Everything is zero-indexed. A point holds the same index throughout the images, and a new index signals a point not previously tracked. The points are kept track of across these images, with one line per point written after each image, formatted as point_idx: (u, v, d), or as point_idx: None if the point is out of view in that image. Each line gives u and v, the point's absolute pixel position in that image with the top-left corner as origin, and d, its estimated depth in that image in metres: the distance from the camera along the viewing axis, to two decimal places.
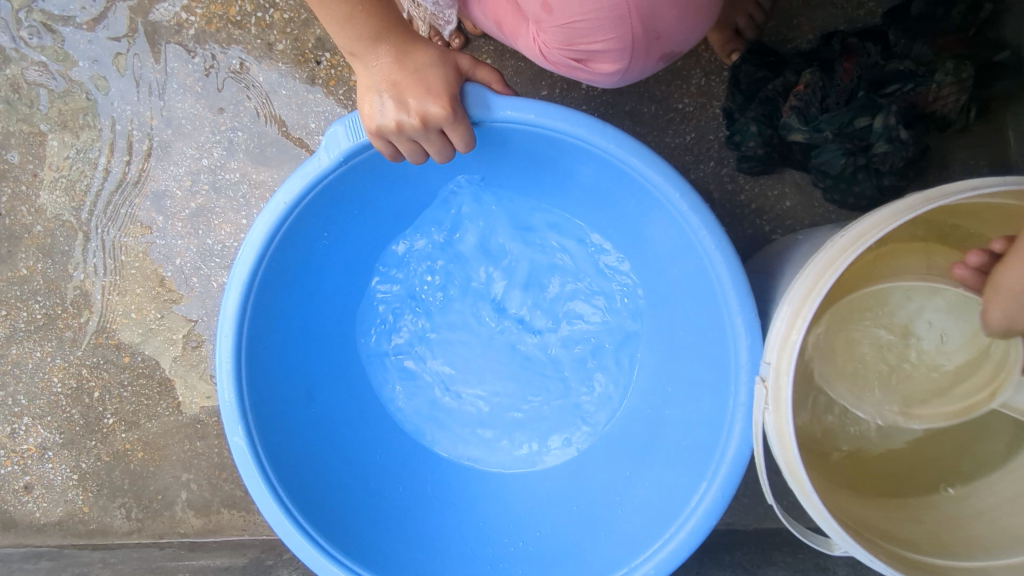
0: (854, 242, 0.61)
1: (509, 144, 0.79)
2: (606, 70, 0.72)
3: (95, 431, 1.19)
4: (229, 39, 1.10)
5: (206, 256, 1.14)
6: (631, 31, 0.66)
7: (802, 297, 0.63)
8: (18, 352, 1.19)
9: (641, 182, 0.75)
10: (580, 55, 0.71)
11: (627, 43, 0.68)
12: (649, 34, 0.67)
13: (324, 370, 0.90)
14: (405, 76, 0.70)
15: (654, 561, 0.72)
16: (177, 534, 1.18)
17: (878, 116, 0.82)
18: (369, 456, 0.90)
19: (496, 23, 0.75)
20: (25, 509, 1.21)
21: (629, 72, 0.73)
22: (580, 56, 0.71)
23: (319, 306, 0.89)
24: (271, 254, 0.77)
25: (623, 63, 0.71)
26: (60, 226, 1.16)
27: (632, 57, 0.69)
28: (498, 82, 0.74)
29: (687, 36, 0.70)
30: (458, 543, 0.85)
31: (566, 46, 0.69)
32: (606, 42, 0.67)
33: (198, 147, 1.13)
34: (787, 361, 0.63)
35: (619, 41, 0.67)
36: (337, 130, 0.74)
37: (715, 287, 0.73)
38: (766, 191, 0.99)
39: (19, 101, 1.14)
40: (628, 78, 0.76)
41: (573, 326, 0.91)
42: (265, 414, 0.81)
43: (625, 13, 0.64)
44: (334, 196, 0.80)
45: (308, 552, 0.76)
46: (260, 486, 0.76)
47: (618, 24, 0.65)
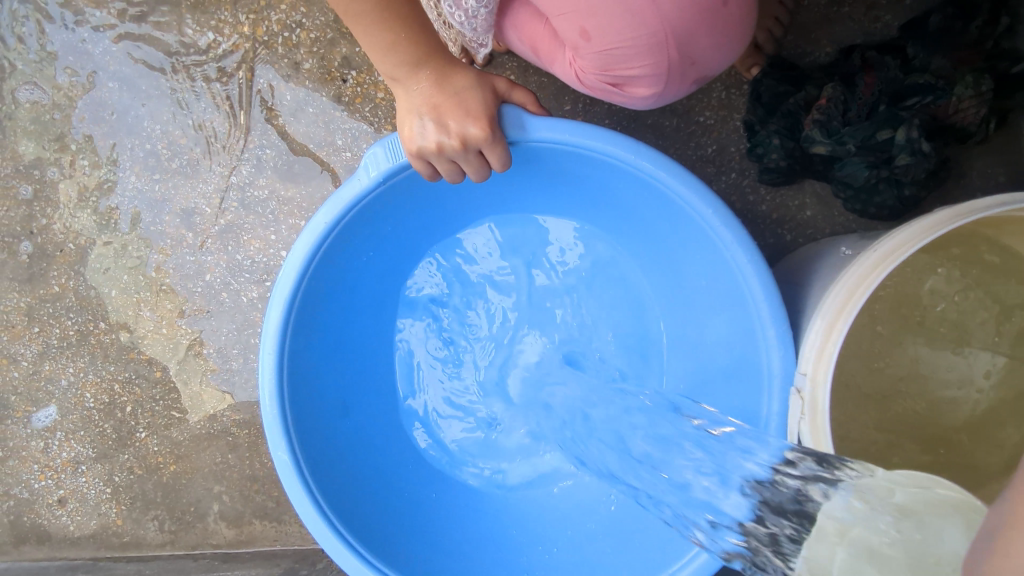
0: (888, 256, 0.64)
1: (540, 161, 0.81)
2: (640, 94, 0.75)
3: (128, 444, 1.21)
4: (256, 58, 1.12)
5: (235, 271, 1.16)
6: (669, 58, 0.69)
7: (837, 310, 0.65)
8: (51, 368, 1.21)
9: (672, 198, 0.77)
10: (616, 80, 0.74)
11: (663, 69, 0.71)
12: (685, 59, 0.70)
13: (358, 383, 0.92)
14: (445, 99, 0.73)
15: (693, 566, 0.74)
16: (209, 545, 1.20)
17: (900, 129, 0.85)
18: (403, 468, 0.92)
19: (530, 48, 0.78)
20: (59, 522, 1.23)
21: (662, 96, 0.76)
22: (616, 81, 0.74)
23: (353, 321, 0.91)
24: (311, 271, 0.79)
25: (657, 88, 0.74)
26: (92, 244, 1.18)
27: (667, 82, 0.73)
28: (533, 103, 0.76)
29: (718, 61, 0.73)
30: (495, 552, 0.87)
31: (603, 71, 0.72)
32: (643, 68, 0.71)
33: (227, 164, 1.15)
34: (824, 371, 0.65)
35: (655, 67, 0.71)
36: (376, 151, 0.76)
37: (747, 300, 0.74)
38: (787, 202, 1.01)
39: (50, 121, 1.16)
40: (661, 102, 0.79)
41: (603, 337, 0.93)
42: (306, 428, 0.83)
43: (662, 41, 0.68)
44: (371, 214, 0.82)
45: (353, 564, 0.78)
46: (304, 499, 0.78)
47: (657, 50, 0.68)
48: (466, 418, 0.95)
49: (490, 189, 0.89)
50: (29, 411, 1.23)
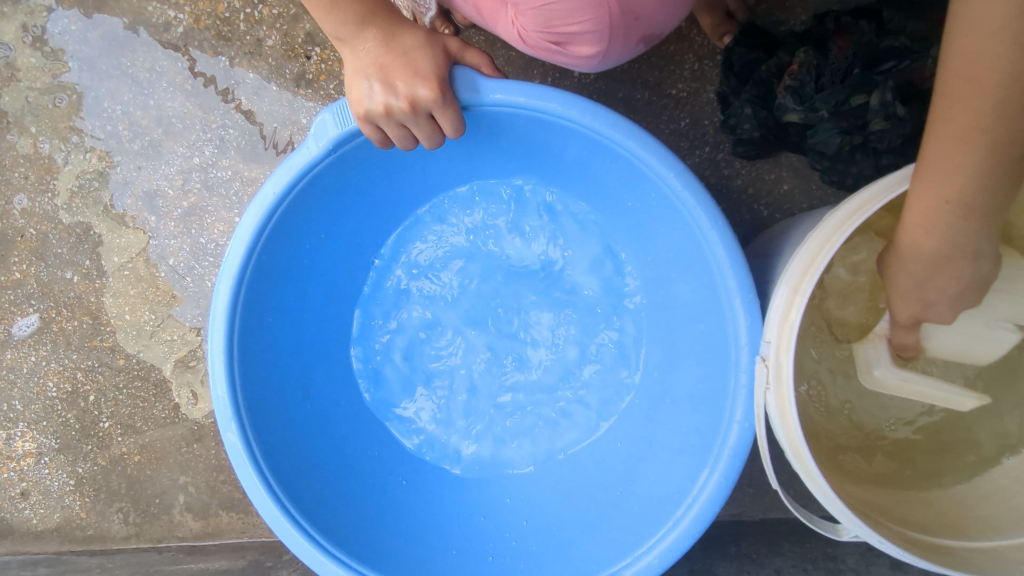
0: (850, 215, 0.60)
1: (500, 129, 0.78)
2: (583, 53, 0.72)
3: (91, 435, 1.18)
4: (218, 36, 1.09)
5: (199, 255, 1.14)
6: (609, 13, 0.66)
7: (799, 274, 0.62)
8: (13, 357, 1.18)
9: (634, 163, 0.73)
10: (560, 38, 0.70)
11: (604, 25, 0.67)
12: (627, 15, 0.67)
13: (320, 365, 0.89)
14: (393, 59, 0.69)
15: (660, 547, 0.71)
16: (175, 538, 1.17)
17: (874, 94, 0.82)
18: (366, 453, 0.89)
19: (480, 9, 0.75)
20: (22, 516, 1.20)
21: (605, 55, 0.73)
22: (559, 39, 0.71)
23: (311, 302, 0.88)
24: (262, 246, 0.77)
25: (599, 46, 0.71)
26: (53, 229, 1.15)
27: (610, 39, 0.70)
28: (487, 65, 0.73)
29: (662, 18, 0.70)
30: (459, 538, 0.83)
31: (544, 28, 0.69)
32: (584, 24, 0.67)
33: (189, 145, 1.12)
34: (788, 339, 0.62)
35: (597, 23, 0.67)
36: (324, 118, 0.73)
37: (713, 268, 0.71)
38: (763, 175, 0.98)
39: (11, 104, 1.13)
40: (607, 62, 0.75)
41: (574, 318, 0.89)
42: (260, 411, 0.80)
43: None
44: (323, 186, 0.79)
45: (306, 549, 0.75)
46: (254, 482, 0.75)
47: (598, 5, 0.65)
48: (433, 402, 0.91)
49: (451, 163, 0.86)
50: None
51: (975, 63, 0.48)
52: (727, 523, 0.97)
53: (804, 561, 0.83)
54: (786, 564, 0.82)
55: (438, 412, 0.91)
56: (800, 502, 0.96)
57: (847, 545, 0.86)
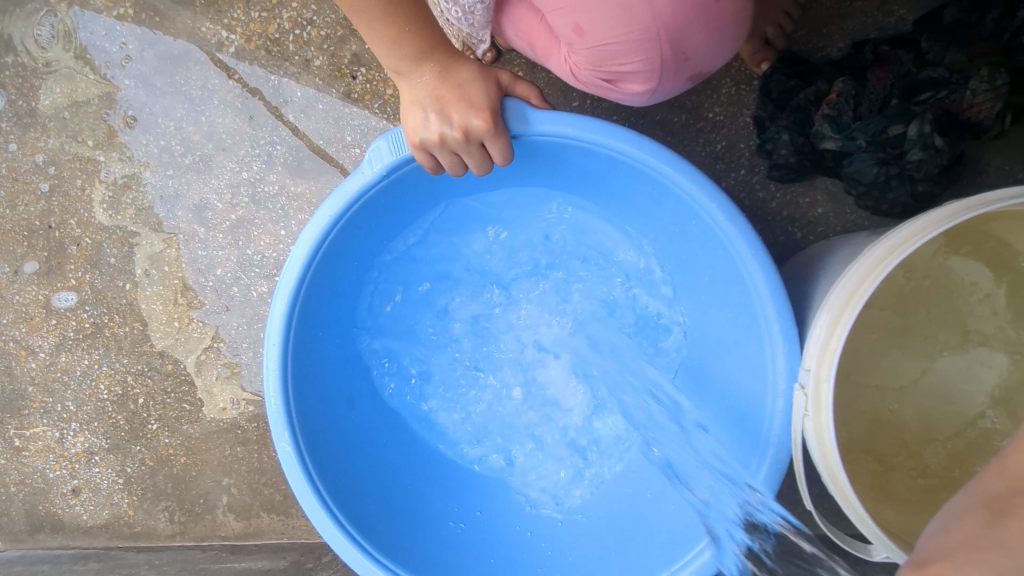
0: (892, 249, 0.62)
1: (546, 156, 0.81)
2: (634, 90, 0.75)
3: (140, 436, 1.23)
4: (268, 56, 1.13)
5: (246, 266, 1.18)
6: (661, 53, 0.69)
7: (840, 305, 0.64)
8: (67, 360, 1.23)
9: (677, 192, 0.76)
10: (610, 75, 0.73)
11: (656, 64, 0.70)
12: (677, 55, 0.69)
13: (364, 377, 0.93)
14: (449, 91, 0.73)
15: (693, 565, 0.74)
16: (218, 537, 1.21)
17: (912, 124, 0.83)
18: (407, 463, 0.93)
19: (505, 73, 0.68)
20: (73, 512, 1.25)
21: (655, 91, 0.75)
22: (610, 76, 0.73)
23: (355, 316, 0.91)
24: (316, 264, 0.80)
25: (651, 84, 0.73)
26: (108, 238, 1.20)
27: (660, 77, 0.72)
28: (536, 96, 0.76)
29: (713, 58, 0.73)
30: (496, 547, 0.87)
31: (596, 66, 0.72)
32: (636, 63, 0.70)
33: (238, 160, 1.16)
34: (827, 368, 0.64)
35: (648, 63, 0.70)
36: (380, 145, 0.77)
37: (752, 296, 0.74)
38: (797, 199, 1.00)
39: (69, 119, 1.18)
40: (655, 97, 0.78)
41: (609, 338, 0.93)
42: (310, 422, 0.84)
43: (655, 36, 0.67)
44: (377, 207, 0.82)
45: (354, 556, 0.78)
46: (306, 490, 0.79)
47: (649, 46, 0.68)
48: (470, 414, 0.95)
49: (489, 187, 0.90)
50: (45, 402, 1.25)
51: None
52: None
53: None
54: None
55: (474, 424, 0.94)
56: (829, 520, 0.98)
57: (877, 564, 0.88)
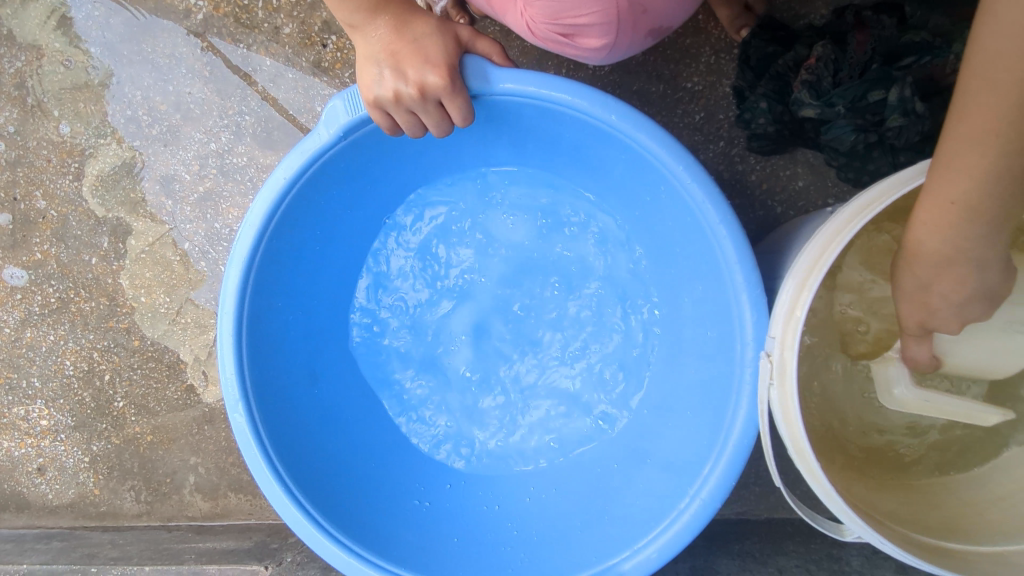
0: (860, 210, 0.59)
1: (510, 118, 0.78)
2: (592, 46, 0.72)
3: (106, 413, 1.20)
4: (237, 23, 1.10)
5: (214, 240, 1.15)
6: (617, 5, 0.65)
7: (807, 269, 0.61)
8: (33, 335, 1.21)
9: (644, 155, 0.73)
10: (566, 30, 0.70)
11: (612, 16, 0.67)
12: (635, 8, 0.66)
13: (327, 351, 0.90)
14: (404, 46, 0.69)
15: (658, 542, 0.71)
16: (185, 517, 1.19)
17: (892, 89, 0.80)
18: (371, 438, 0.90)
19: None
20: (38, 491, 1.23)
21: (615, 48, 0.72)
22: (567, 31, 0.70)
23: (317, 287, 0.88)
24: (272, 230, 0.77)
25: (608, 39, 0.70)
26: (74, 211, 1.17)
27: (617, 32, 0.69)
28: (498, 54, 0.72)
29: (672, 11, 0.69)
30: (459, 524, 0.84)
31: (552, 20, 0.69)
32: (591, 16, 0.67)
33: (206, 131, 1.13)
34: (792, 335, 0.61)
35: (604, 15, 0.67)
36: (336, 104, 0.73)
37: (720, 264, 0.71)
38: (777, 171, 0.97)
39: (34, 87, 1.15)
40: (616, 54, 0.75)
41: (580, 311, 0.89)
42: (266, 395, 0.81)
43: None
44: (335, 171, 0.79)
45: (308, 531, 0.76)
46: (259, 462, 0.76)
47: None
48: (438, 390, 0.92)
49: (454, 155, 0.87)
50: (10, 378, 1.22)
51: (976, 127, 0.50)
52: (732, 521, 0.97)
53: (808, 561, 0.83)
54: (790, 564, 0.82)
55: (440, 400, 0.91)
56: (806, 504, 0.96)
57: (853, 547, 0.86)
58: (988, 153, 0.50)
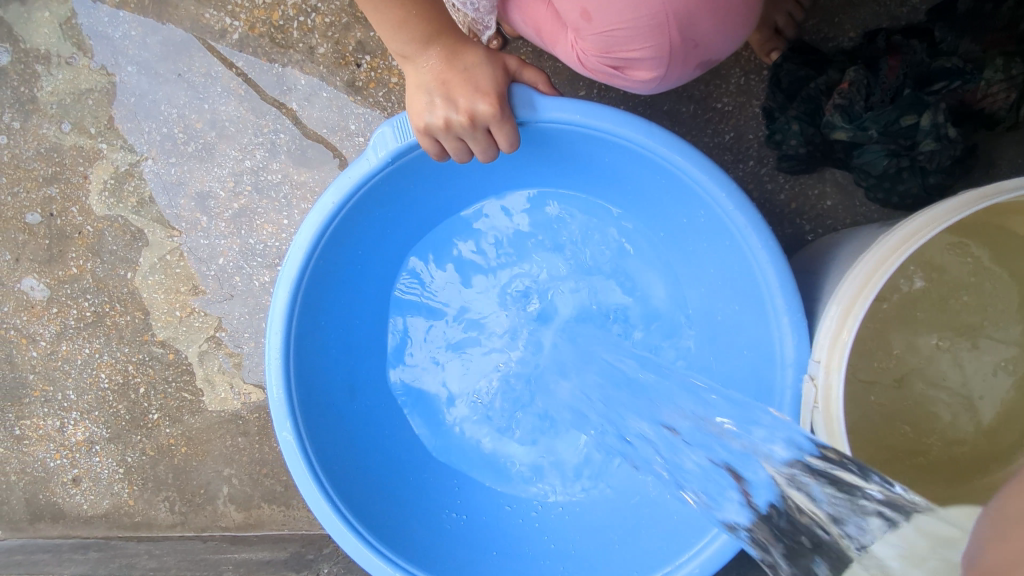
0: (903, 241, 0.61)
1: (551, 144, 0.80)
2: (641, 78, 0.74)
3: (140, 426, 1.22)
4: (272, 43, 1.12)
5: (248, 255, 1.17)
6: (670, 40, 0.67)
7: (852, 295, 0.63)
8: (68, 349, 1.23)
9: (685, 181, 0.75)
10: (618, 63, 0.72)
11: (664, 51, 0.69)
12: (687, 42, 0.68)
13: (366, 367, 0.92)
14: (455, 75, 0.71)
15: (698, 558, 0.73)
16: (218, 528, 1.21)
17: (926, 114, 0.82)
18: (408, 452, 0.92)
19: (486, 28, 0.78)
20: (73, 501, 1.25)
21: (662, 80, 0.74)
22: (617, 63, 0.72)
23: (356, 305, 0.90)
24: (319, 253, 0.79)
25: (659, 71, 0.72)
26: (110, 227, 1.19)
27: (668, 65, 0.71)
28: (544, 82, 0.75)
29: (720, 47, 0.71)
30: (500, 538, 0.87)
31: (604, 53, 0.71)
32: (644, 50, 0.69)
33: (241, 149, 1.15)
34: (838, 359, 0.63)
35: (657, 49, 0.69)
36: (385, 131, 0.75)
37: (760, 287, 0.73)
38: (806, 190, 0.99)
39: (72, 105, 1.17)
40: (662, 86, 0.77)
41: (613, 327, 0.91)
42: (312, 412, 0.83)
43: (664, 22, 0.65)
44: (379, 194, 0.81)
45: (356, 547, 0.78)
46: (308, 481, 0.78)
47: (657, 33, 0.66)
48: (472, 405, 0.94)
49: (490, 175, 0.89)
50: (45, 391, 1.24)
51: None
52: None
53: None
54: None
55: (475, 415, 0.94)
56: None
57: None
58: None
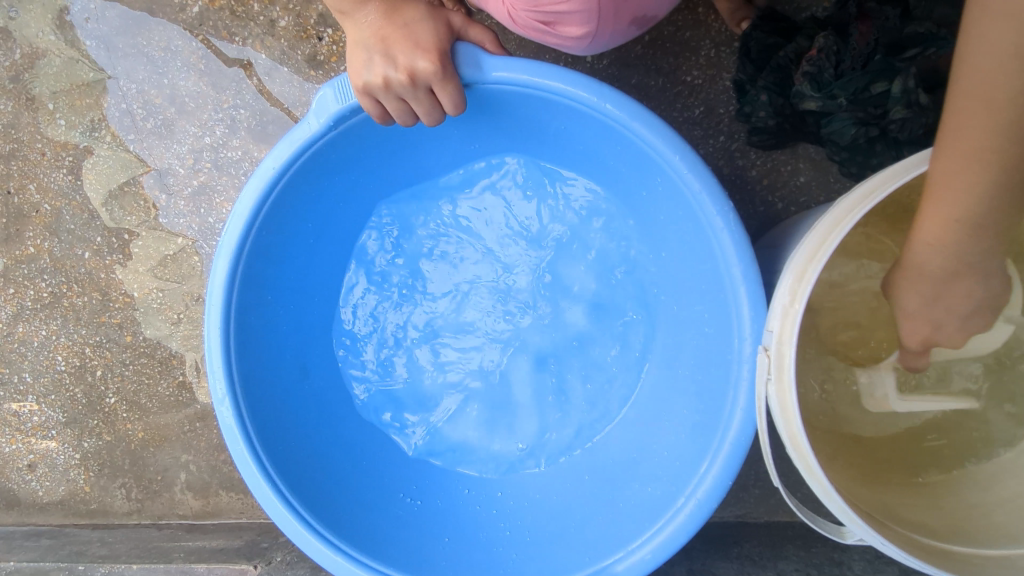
0: (861, 200, 0.57)
1: (504, 109, 0.77)
2: (572, 34, 0.70)
3: (97, 410, 1.19)
4: (232, 16, 1.08)
5: (208, 234, 1.14)
6: None
7: (805, 259, 0.59)
8: (25, 330, 1.19)
9: (641, 146, 0.71)
10: (548, 18, 0.69)
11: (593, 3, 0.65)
12: None
13: (318, 349, 0.89)
14: (395, 31, 0.68)
15: (651, 544, 0.69)
16: (176, 515, 1.18)
17: (896, 81, 0.78)
18: (361, 436, 0.89)
19: None
20: (28, 487, 1.22)
21: (595, 37, 0.70)
22: (547, 18, 0.69)
23: (306, 282, 0.87)
24: (260, 223, 0.76)
25: (589, 27, 0.68)
26: (67, 205, 1.16)
27: (599, 20, 0.67)
28: (491, 42, 0.71)
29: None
30: (453, 524, 0.83)
31: (533, 6, 0.68)
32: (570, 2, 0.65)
33: (201, 125, 1.12)
34: (790, 328, 0.59)
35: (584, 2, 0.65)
36: (325, 93, 0.72)
37: (716, 255, 0.69)
38: (778, 166, 0.95)
39: (29, 80, 1.14)
40: (596, 43, 0.73)
41: (574, 303, 0.87)
42: (254, 389, 0.79)
43: None
44: (323, 162, 0.77)
45: (296, 531, 0.74)
46: (245, 457, 0.75)
47: None
48: (430, 388, 0.90)
49: (444, 144, 0.85)
50: (2, 373, 1.21)
51: (988, 81, 0.47)
52: (732, 524, 0.95)
53: (808, 565, 0.81)
54: (791, 568, 0.80)
55: (433, 397, 0.90)
56: (806, 506, 0.94)
57: (856, 551, 0.84)
58: (988, 170, 0.51)
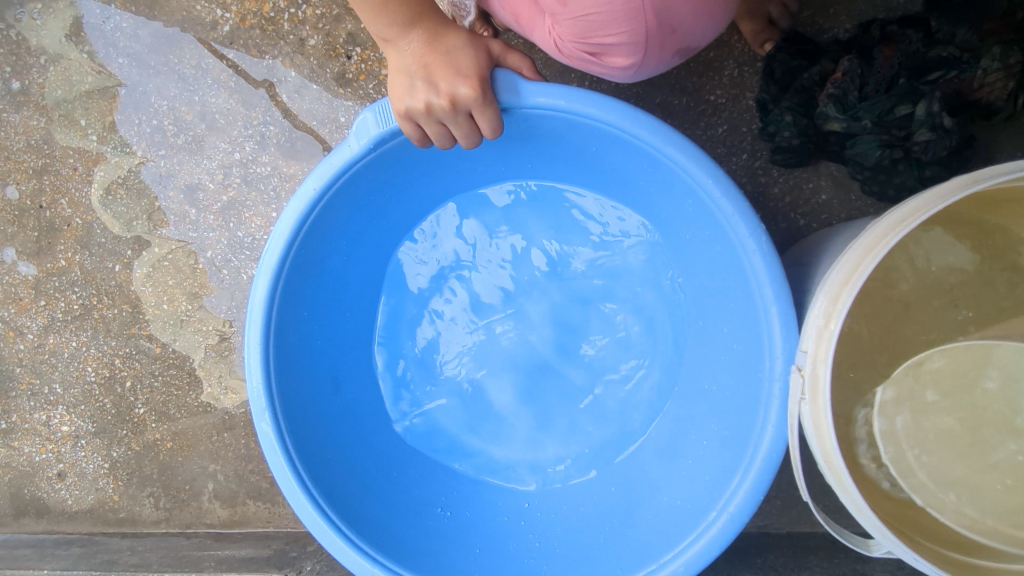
0: (895, 225, 0.59)
1: (537, 131, 0.79)
2: (619, 64, 0.72)
3: (126, 420, 1.21)
4: (263, 35, 1.10)
5: (236, 248, 1.16)
6: (645, 25, 0.66)
7: (841, 283, 0.61)
8: (56, 341, 1.22)
9: (674, 169, 0.73)
10: (595, 48, 0.71)
11: (641, 36, 0.67)
12: (663, 28, 0.66)
13: (351, 363, 0.91)
14: (437, 58, 0.70)
15: (683, 557, 0.71)
16: (203, 524, 1.19)
17: (920, 103, 0.80)
18: (393, 448, 0.91)
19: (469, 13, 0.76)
20: (58, 496, 1.24)
21: (640, 66, 0.73)
22: (594, 49, 0.71)
23: (341, 298, 0.89)
24: (298, 244, 0.78)
25: (635, 58, 0.71)
26: (98, 219, 1.18)
27: (645, 51, 0.69)
28: (529, 68, 0.73)
29: (701, 31, 0.70)
30: (484, 535, 0.84)
31: (581, 39, 0.69)
32: (619, 36, 0.67)
33: (231, 141, 1.14)
34: (825, 349, 0.60)
35: (632, 35, 0.67)
36: (366, 117, 0.73)
37: (748, 275, 0.71)
38: (801, 184, 0.97)
39: (61, 96, 1.16)
40: (640, 72, 0.75)
41: (604, 319, 0.90)
42: (291, 405, 0.81)
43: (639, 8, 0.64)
44: (359, 183, 0.79)
45: (336, 544, 0.76)
46: (283, 470, 0.76)
47: (632, 18, 0.65)
48: (462, 402, 0.92)
49: (475, 164, 0.87)
50: (32, 384, 1.23)
51: None
52: (755, 534, 0.97)
53: None
54: None
55: (464, 410, 0.92)
56: (829, 517, 0.96)
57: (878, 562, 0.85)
58: None
